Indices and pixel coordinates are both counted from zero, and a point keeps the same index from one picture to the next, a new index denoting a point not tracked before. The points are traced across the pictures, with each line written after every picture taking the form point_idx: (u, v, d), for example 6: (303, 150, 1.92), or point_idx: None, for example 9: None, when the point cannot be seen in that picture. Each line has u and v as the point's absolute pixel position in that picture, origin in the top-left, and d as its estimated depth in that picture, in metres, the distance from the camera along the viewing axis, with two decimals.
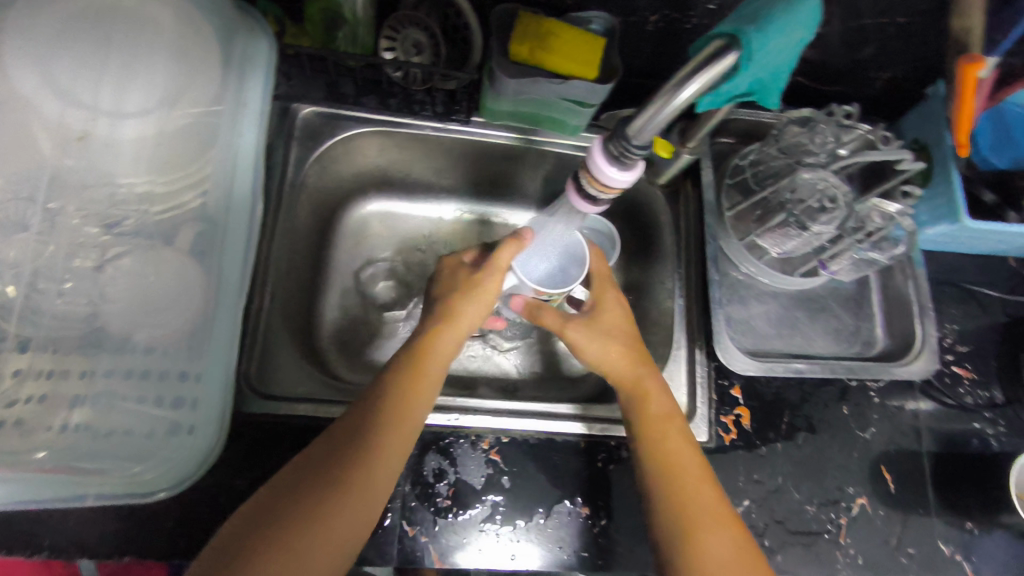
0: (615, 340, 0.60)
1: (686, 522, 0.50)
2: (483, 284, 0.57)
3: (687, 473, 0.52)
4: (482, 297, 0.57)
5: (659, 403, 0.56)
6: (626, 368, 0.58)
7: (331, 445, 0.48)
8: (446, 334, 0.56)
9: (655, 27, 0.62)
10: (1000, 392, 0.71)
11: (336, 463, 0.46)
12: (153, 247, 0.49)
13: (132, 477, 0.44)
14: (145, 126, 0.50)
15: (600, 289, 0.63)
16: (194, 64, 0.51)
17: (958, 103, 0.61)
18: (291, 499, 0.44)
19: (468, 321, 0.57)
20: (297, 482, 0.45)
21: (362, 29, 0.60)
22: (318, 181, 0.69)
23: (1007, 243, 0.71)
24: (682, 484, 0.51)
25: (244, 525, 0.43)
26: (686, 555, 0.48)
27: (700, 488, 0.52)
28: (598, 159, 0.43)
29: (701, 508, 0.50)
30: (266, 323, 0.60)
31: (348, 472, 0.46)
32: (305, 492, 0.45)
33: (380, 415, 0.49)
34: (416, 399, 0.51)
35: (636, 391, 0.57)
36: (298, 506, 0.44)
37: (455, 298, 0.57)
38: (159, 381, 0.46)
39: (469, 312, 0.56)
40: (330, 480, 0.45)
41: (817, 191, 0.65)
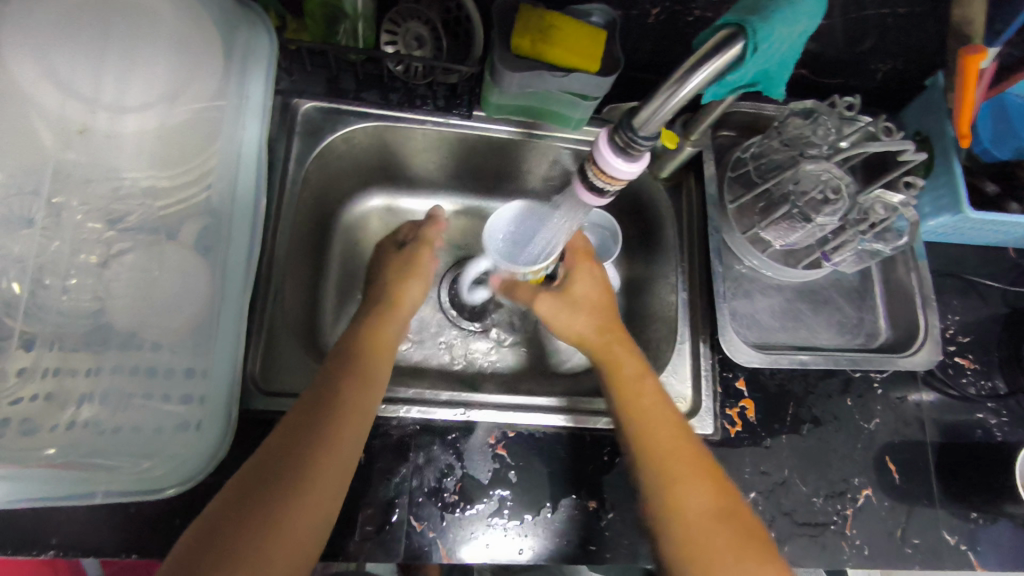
0: (584, 310, 0.61)
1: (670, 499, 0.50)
2: (422, 260, 0.65)
3: (675, 451, 0.52)
4: (419, 274, 0.64)
5: (631, 378, 0.57)
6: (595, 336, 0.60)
7: (287, 434, 0.47)
8: (395, 314, 0.60)
9: (656, 20, 0.62)
10: (1002, 382, 0.71)
11: (306, 442, 0.47)
12: (157, 242, 0.49)
13: (141, 473, 0.44)
14: (146, 120, 0.49)
15: (576, 264, 0.64)
16: (197, 58, 0.50)
17: (959, 92, 0.61)
18: (264, 481, 0.44)
19: (411, 299, 0.63)
20: (268, 463, 0.45)
21: (363, 23, 0.60)
22: (318, 176, 0.68)
23: (1008, 234, 0.71)
24: (670, 464, 0.52)
25: (228, 502, 0.43)
26: (678, 536, 0.49)
27: (679, 465, 0.52)
28: (603, 150, 0.43)
29: (691, 486, 0.50)
30: (271, 320, 0.59)
31: (318, 449, 0.47)
32: (279, 474, 0.45)
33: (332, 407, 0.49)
34: (366, 386, 0.52)
35: (608, 361, 0.58)
36: (273, 488, 0.44)
37: (399, 282, 0.63)
38: (166, 378, 0.46)
39: (409, 290, 0.63)
40: (300, 460, 0.46)
41: (820, 182, 0.64)
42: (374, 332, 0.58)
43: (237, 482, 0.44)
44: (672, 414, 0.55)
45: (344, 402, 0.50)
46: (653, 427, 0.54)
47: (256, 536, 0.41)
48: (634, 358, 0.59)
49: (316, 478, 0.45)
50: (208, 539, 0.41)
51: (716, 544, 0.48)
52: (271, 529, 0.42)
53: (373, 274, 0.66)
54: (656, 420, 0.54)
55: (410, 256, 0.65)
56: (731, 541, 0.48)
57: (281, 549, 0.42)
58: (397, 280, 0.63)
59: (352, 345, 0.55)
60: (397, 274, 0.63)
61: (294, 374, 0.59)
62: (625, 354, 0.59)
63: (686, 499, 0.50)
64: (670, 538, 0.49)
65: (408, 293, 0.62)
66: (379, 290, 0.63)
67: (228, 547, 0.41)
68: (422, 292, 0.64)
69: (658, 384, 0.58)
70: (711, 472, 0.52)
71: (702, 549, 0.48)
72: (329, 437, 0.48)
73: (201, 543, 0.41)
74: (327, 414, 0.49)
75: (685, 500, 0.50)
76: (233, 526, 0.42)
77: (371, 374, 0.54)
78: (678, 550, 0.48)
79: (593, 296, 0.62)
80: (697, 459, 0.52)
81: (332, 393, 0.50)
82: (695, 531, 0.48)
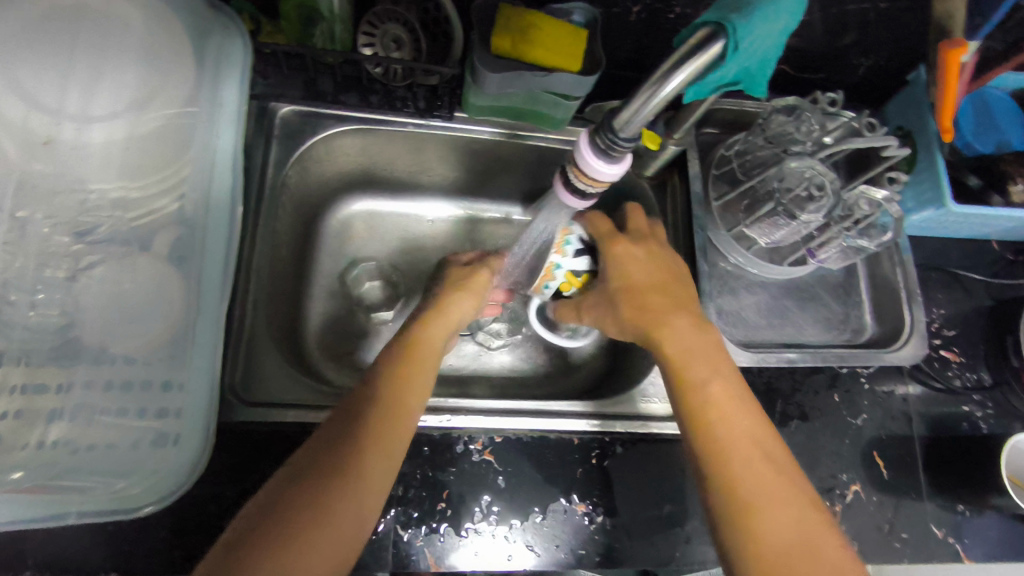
0: (640, 301, 0.56)
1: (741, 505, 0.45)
2: (473, 282, 0.62)
3: (742, 443, 0.48)
4: (470, 290, 0.61)
5: (699, 369, 0.52)
6: (654, 321, 0.55)
7: (335, 432, 0.47)
8: (443, 319, 0.57)
9: (637, 18, 0.62)
10: (986, 373, 0.71)
11: (341, 449, 0.45)
12: (129, 254, 0.48)
13: (117, 493, 0.43)
14: (114, 130, 0.48)
15: (613, 250, 0.59)
16: (166, 64, 0.49)
17: (942, 89, 0.61)
18: (296, 487, 0.43)
19: (459, 313, 0.59)
20: (300, 469, 0.44)
21: (340, 25, 0.59)
22: (299, 182, 0.68)
23: (990, 227, 0.71)
24: (737, 457, 0.47)
25: (271, 494, 0.43)
26: (746, 541, 0.44)
27: (748, 465, 0.47)
28: (586, 153, 0.43)
29: (760, 480, 0.46)
30: (251, 329, 0.58)
31: (359, 446, 0.46)
32: (312, 480, 0.43)
33: (378, 405, 0.48)
34: (412, 385, 0.51)
35: (674, 356, 0.53)
36: (308, 495, 0.43)
37: (446, 294, 0.60)
38: (142, 392, 0.45)
39: (460, 303, 0.60)
40: (339, 457, 0.45)
41: (805, 179, 0.63)
42: (417, 339, 0.55)
43: (283, 477, 0.44)
44: (745, 405, 0.51)
45: (383, 408, 0.48)
46: (719, 414, 0.49)
47: (287, 542, 0.40)
48: (710, 344, 0.53)
49: (355, 485, 0.44)
50: (235, 547, 0.40)
51: (789, 543, 0.43)
52: (302, 536, 0.41)
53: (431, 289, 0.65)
54: (721, 409, 0.50)
55: (461, 272, 0.64)
56: (807, 539, 0.44)
57: (315, 556, 0.40)
58: (449, 291, 0.61)
59: (392, 352, 0.53)
60: (451, 285, 0.61)
61: (277, 385, 0.57)
62: (689, 340, 0.53)
63: (756, 492, 0.45)
64: (736, 535, 0.44)
65: (461, 304, 0.59)
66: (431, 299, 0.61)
67: (258, 554, 0.39)
68: (475, 307, 0.61)
69: (733, 371, 0.53)
70: (785, 466, 0.48)
71: (770, 547, 0.43)
72: (369, 444, 0.46)
73: (241, 534, 0.40)
74: (364, 421, 0.47)
75: (757, 502, 0.45)
76: (264, 533, 0.40)
77: (417, 374, 0.52)
78: (744, 549, 0.44)
79: (651, 281, 0.57)
80: (770, 452, 0.48)
81: (366, 400, 0.49)
82: (762, 526, 0.44)
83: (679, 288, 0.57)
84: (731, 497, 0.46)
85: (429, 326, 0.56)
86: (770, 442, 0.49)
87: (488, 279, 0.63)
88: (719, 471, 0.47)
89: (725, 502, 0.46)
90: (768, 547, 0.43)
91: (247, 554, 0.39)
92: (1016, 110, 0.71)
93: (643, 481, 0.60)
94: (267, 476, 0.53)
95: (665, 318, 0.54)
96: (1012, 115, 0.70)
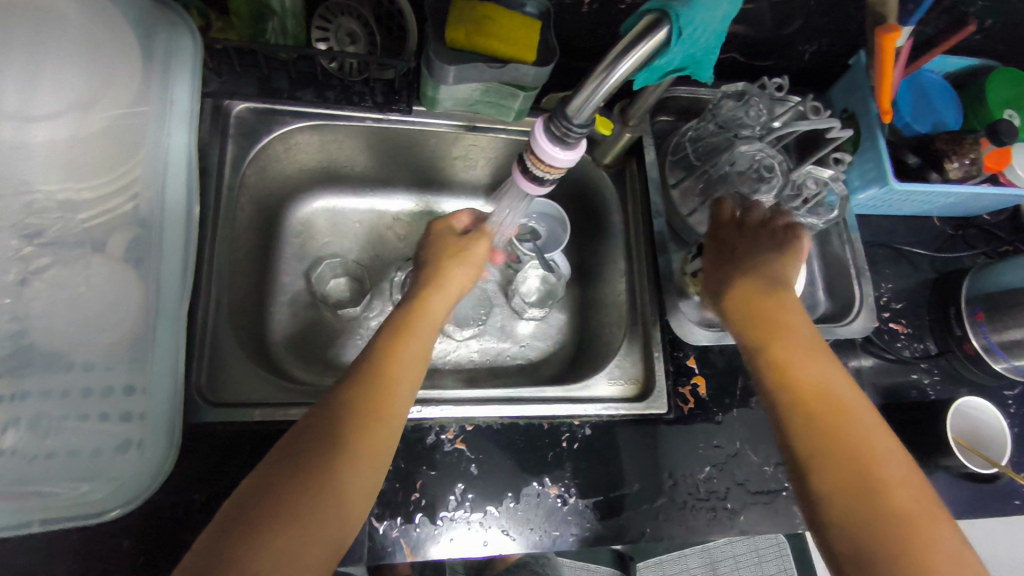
0: (735, 273, 0.58)
1: (834, 462, 0.45)
2: (472, 250, 0.62)
3: (828, 407, 0.48)
4: (469, 260, 0.61)
5: (800, 344, 0.52)
6: (749, 293, 0.56)
7: (325, 413, 0.46)
8: (440, 294, 0.58)
9: (590, 8, 0.63)
10: (932, 343, 0.75)
11: (332, 430, 0.45)
12: (84, 255, 0.47)
13: (79, 497, 0.42)
14: (59, 130, 0.46)
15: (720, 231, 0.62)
16: (110, 61, 0.48)
17: (880, 71, 0.64)
18: (281, 468, 0.42)
19: (458, 284, 0.60)
20: (283, 454, 0.43)
21: (291, 20, 0.59)
22: (257, 181, 0.67)
23: (929, 204, 0.76)
24: (823, 416, 0.48)
25: (266, 476, 0.43)
26: (832, 495, 0.44)
27: (842, 426, 0.47)
28: (540, 139, 0.44)
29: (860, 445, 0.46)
30: (213, 332, 0.57)
31: (354, 431, 0.45)
32: (308, 461, 0.43)
33: (368, 384, 0.48)
34: (400, 365, 0.50)
35: (766, 323, 0.54)
36: (296, 480, 0.42)
37: (444, 261, 0.60)
38: (102, 398, 0.45)
39: (456, 276, 0.60)
40: (333, 439, 0.44)
41: (756, 162, 0.66)
42: (414, 313, 0.56)
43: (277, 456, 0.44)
44: (835, 374, 0.50)
45: (376, 387, 0.48)
46: (817, 383, 0.50)
47: (283, 523, 0.40)
48: (803, 325, 0.54)
49: (345, 465, 0.44)
50: (218, 535, 0.39)
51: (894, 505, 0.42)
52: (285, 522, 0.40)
53: (423, 253, 0.64)
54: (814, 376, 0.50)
55: (458, 242, 0.62)
56: (914, 500, 0.43)
57: (313, 540, 0.40)
58: (445, 260, 0.61)
59: (388, 328, 0.54)
60: (447, 254, 0.61)
61: (242, 383, 0.57)
62: (785, 314, 0.54)
63: (855, 458, 0.45)
64: (834, 497, 0.44)
65: (457, 274, 0.60)
66: (423, 270, 0.61)
67: (259, 536, 0.39)
68: (472, 279, 0.62)
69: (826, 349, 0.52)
70: (878, 436, 0.47)
71: (872, 508, 0.42)
72: (365, 422, 0.46)
73: (238, 516, 0.40)
74: (355, 401, 0.47)
75: (844, 460, 0.45)
76: (254, 519, 0.40)
77: (404, 354, 0.51)
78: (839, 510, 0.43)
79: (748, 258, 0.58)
80: (858, 422, 0.47)
81: (355, 380, 0.49)
82: (864, 493, 0.43)
83: (790, 268, 0.58)
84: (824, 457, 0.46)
85: (422, 305, 0.56)
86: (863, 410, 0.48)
87: (485, 249, 0.63)
88: (810, 437, 0.47)
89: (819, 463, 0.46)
90: (859, 501, 0.43)
91: (253, 536, 0.39)
92: (947, 90, 0.75)
93: (610, 461, 0.61)
94: (236, 477, 0.52)
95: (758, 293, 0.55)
96: (946, 97, 0.74)
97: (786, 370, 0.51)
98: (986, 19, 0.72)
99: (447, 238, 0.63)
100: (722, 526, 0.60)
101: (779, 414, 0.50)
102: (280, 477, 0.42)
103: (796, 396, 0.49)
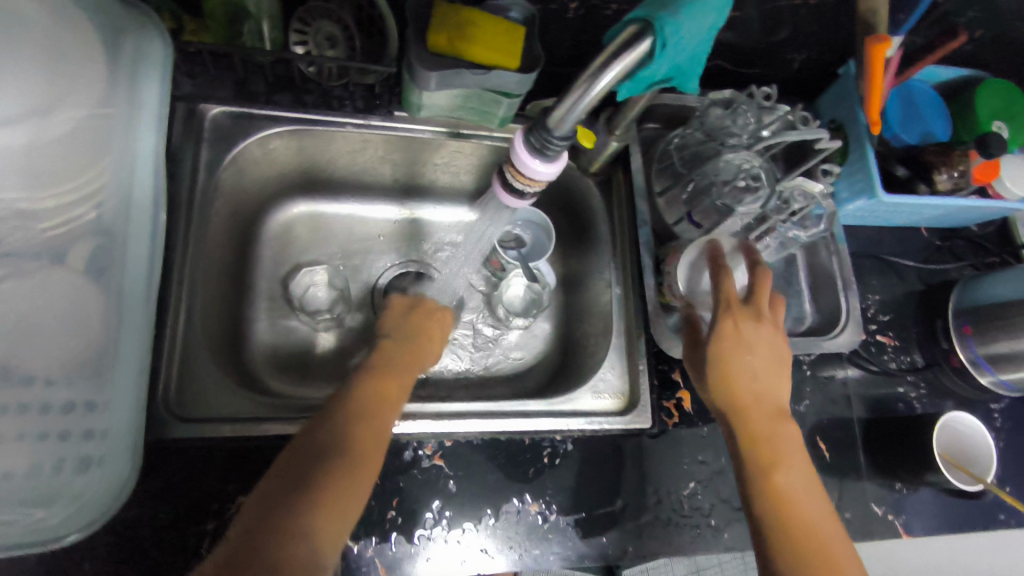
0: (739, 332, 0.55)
1: (795, 540, 0.48)
2: (433, 334, 0.60)
3: (794, 491, 0.51)
4: (436, 341, 0.60)
5: (766, 411, 0.54)
6: (743, 349, 0.54)
7: (303, 461, 0.45)
8: (416, 355, 0.58)
9: (575, 14, 0.62)
10: (919, 356, 0.75)
11: (333, 473, 0.44)
12: (41, 268, 0.44)
13: (35, 523, 0.41)
14: (15, 135, 0.43)
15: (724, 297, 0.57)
16: (76, 64, 0.46)
17: (869, 80, 0.64)
18: (283, 513, 0.41)
19: (426, 354, 0.59)
20: (266, 512, 0.41)
21: (268, 23, 0.57)
22: (233, 185, 0.65)
23: (919, 216, 0.75)
24: (788, 494, 0.50)
25: (247, 532, 0.40)
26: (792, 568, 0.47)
27: (803, 509, 0.50)
28: (519, 153, 0.43)
29: (813, 522, 0.49)
30: (185, 345, 0.55)
31: (338, 484, 0.44)
32: (292, 516, 0.41)
33: (347, 434, 0.47)
34: (381, 414, 0.50)
35: (747, 388, 0.54)
36: (283, 538, 0.40)
37: (416, 326, 0.60)
38: (63, 414, 0.43)
39: (427, 347, 0.59)
40: (311, 492, 0.43)
41: (740, 170, 0.64)
42: (395, 364, 0.55)
43: (255, 509, 0.42)
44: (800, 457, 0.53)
45: (357, 441, 0.47)
46: (785, 462, 0.52)
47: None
48: (780, 394, 0.55)
49: (321, 519, 0.42)
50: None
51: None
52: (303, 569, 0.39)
53: (385, 319, 0.61)
54: (785, 453, 0.52)
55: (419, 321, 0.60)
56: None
57: None
58: (408, 326, 0.60)
59: (370, 368, 0.53)
60: (408, 324, 0.60)
61: (214, 398, 0.55)
62: (766, 375, 0.55)
63: (813, 544, 0.48)
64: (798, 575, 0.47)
65: (427, 361, 0.59)
66: (400, 328, 0.60)
67: None
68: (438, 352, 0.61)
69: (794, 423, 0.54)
70: (830, 523, 0.50)
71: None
72: (347, 476, 0.45)
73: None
74: (338, 454, 0.46)
75: (803, 541, 0.48)
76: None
77: (384, 402, 0.51)
78: None
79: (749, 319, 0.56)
80: (815, 507, 0.50)
81: (344, 421, 0.48)
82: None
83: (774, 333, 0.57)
84: (786, 531, 0.49)
85: (416, 351, 0.58)
86: (818, 494, 0.51)
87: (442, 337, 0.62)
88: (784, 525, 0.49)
89: (784, 539, 0.48)
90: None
91: None
92: (936, 101, 0.74)
93: (596, 478, 0.60)
94: (209, 493, 0.51)
95: (748, 352, 0.55)
96: (934, 107, 0.73)
97: (758, 439, 0.53)
98: (975, 30, 0.71)
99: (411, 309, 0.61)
100: (707, 543, 0.60)
101: (750, 479, 0.52)
102: (291, 518, 0.41)
103: (764, 466, 0.52)
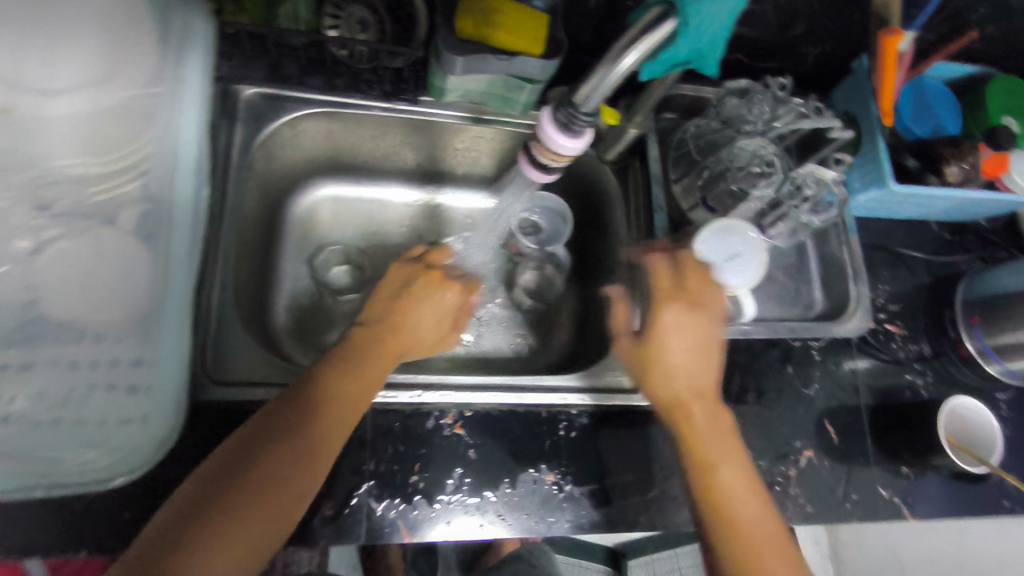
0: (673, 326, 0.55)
1: (730, 527, 0.51)
2: (425, 307, 0.59)
3: (732, 481, 0.52)
4: (435, 314, 0.59)
5: (706, 404, 0.55)
6: (678, 344, 0.54)
7: (260, 439, 0.47)
8: (397, 337, 0.56)
9: (597, 4, 0.64)
10: (927, 345, 0.76)
11: (269, 457, 0.47)
12: (93, 229, 0.49)
13: (86, 465, 0.44)
14: (76, 101, 0.48)
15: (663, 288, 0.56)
16: (130, 41, 0.50)
17: (880, 75, 0.66)
18: (227, 487, 0.45)
19: (416, 329, 0.58)
20: (213, 485, 0.45)
21: (304, 6, 0.60)
22: (262, 168, 0.68)
23: (928, 208, 0.76)
24: (727, 483, 0.52)
25: (194, 500, 0.44)
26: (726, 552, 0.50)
27: (745, 498, 0.52)
28: (546, 127, 0.46)
29: (749, 511, 0.51)
30: (218, 315, 0.57)
31: (285, 466, 0.47)
32: (231, 493, 0.45)
33: (309, 415, 0.49)
34: (355, 395, 0.52)
35: (681, 384, 0.54)
36: (220, 511, 0.43)
37: (403, 304, 0.58)
38: (111, 369, 0.45)
39: (413, 324, 0.58)
40: (251, 472, 0.46)
41: (756, 156, 0.67)
42: (371, 348, 0.55)
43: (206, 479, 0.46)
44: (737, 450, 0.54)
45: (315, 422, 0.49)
46: (725, 453, 0.53)
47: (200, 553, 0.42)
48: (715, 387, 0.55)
49: (262, 497, 0.45)
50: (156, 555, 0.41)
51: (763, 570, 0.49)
52: (238, 546, 0.43)
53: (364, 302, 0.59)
54: (718, 446, 0.53)
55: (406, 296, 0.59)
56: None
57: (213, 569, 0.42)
58: (388, 307, 0.58)
59: (342, 355, 0.54)
60: (385, 303, 0.58)
61: (249, 365, 0.57)
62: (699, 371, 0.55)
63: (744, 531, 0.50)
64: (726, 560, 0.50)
65: (417, 338, 0.58)
66: (380, 310, 0.58)
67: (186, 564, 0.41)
68: (438, 324, 0.60)
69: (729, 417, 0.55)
70: (765, 515, 0.51)
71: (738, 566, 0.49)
72: (301, 457, 0.48)
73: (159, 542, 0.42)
74: (296, 435, 0.48)
75: (738, 529, 0.50)
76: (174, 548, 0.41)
77: (364, 384, 0.53)
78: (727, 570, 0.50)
79: (687, 313, 0.55)
80: (748, 499, 0.52)
81: (308, 404, 0.50)
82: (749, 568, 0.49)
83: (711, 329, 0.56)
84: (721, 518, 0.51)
85: (397, 330, 0.57)
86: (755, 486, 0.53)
87: (445, 307, 0.60)
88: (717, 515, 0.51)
89: (718, 526, 0.51)
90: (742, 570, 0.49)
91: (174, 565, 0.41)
92: (948, 95, 0.75)
93: (609, 452, 0.62)
94: None
95: (682, 347, 0.54)
96: (945, 101, 0.75)
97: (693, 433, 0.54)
98: (986, 26, 0.73)
99: (399, 284, 0.60)
100: None
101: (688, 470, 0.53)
102: (224, 504, 0.44)
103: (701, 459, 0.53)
